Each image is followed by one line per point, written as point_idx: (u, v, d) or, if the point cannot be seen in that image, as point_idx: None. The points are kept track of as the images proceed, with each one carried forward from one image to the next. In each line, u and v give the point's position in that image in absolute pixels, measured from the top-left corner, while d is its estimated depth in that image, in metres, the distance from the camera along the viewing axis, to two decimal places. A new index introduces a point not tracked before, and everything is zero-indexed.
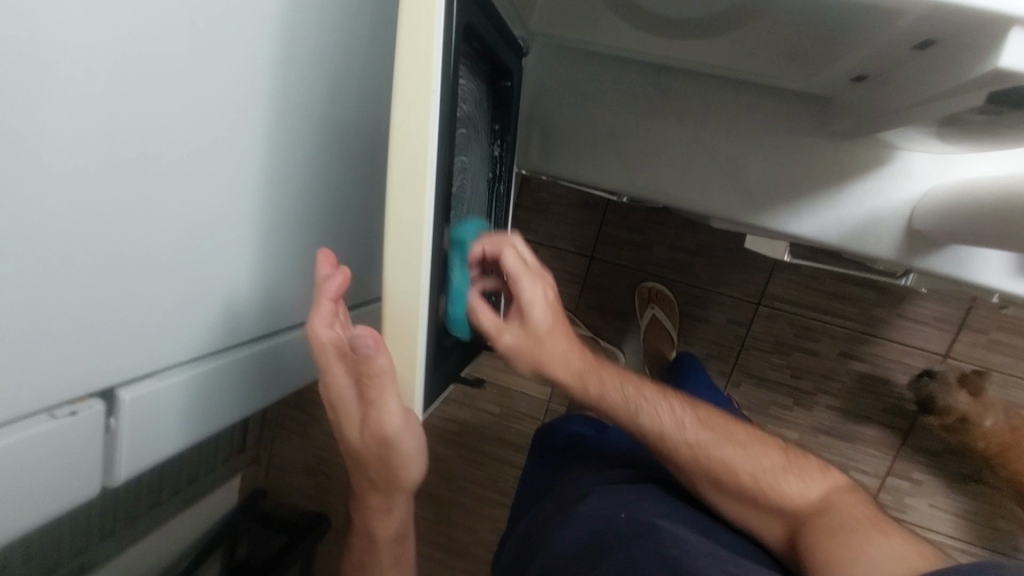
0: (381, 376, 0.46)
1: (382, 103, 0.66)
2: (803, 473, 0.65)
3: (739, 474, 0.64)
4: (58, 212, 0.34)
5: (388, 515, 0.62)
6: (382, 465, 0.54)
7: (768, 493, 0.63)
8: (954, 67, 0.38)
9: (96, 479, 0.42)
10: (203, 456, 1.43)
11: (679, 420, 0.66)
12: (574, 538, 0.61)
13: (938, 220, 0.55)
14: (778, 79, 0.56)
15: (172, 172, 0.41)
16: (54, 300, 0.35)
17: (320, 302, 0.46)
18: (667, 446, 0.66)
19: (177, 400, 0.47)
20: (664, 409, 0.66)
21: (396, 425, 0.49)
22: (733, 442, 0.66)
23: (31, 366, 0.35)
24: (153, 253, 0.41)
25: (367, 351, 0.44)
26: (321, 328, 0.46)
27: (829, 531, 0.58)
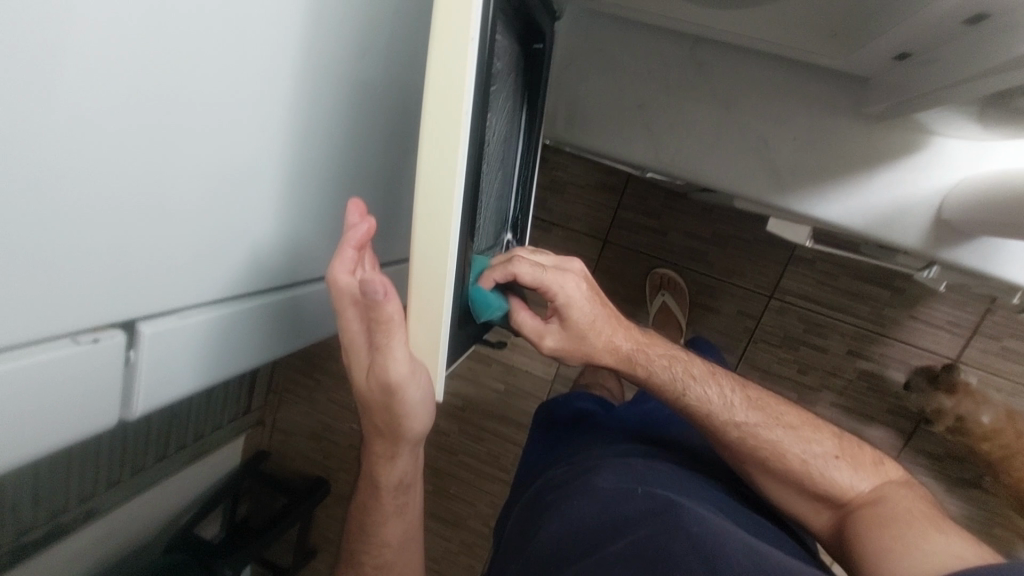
0: (388, 323, 0.47)
1: (412, 60, 0.65)
2: (855, 460, 0.66)
3: (787, 457, 0.66)
4: (87, 135, 0.33)
5: (391, 464, 0.63)
6: (386, 413, 0.55)
7: (816, 477, 0.65)
8: (1008, 42, 0.37)
9: (114, 411, 0.42)
10: (209, 414, 1.45)
11: (725, 396, 0.68)
12: (586, 509, 0.61)
13: (970, 210, 0.54)
14: (818, 56, 0.55)
15: (201, 107, 0.40)
16: (79, 225, 0.35)
17: (343, 249, 0.46)
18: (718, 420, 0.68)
19: (196, 339, 0.47)
20: (708, 384, 0.69)
21: (402, 375, 0.50)
22: (783, 424, 0.68)
23: (54, 288, 0.35)
24: (179, 188, 0.41)
25: (375, 297, 0.45)
26: (342, 274, 0.46)
27: (880, 525, 0.58)
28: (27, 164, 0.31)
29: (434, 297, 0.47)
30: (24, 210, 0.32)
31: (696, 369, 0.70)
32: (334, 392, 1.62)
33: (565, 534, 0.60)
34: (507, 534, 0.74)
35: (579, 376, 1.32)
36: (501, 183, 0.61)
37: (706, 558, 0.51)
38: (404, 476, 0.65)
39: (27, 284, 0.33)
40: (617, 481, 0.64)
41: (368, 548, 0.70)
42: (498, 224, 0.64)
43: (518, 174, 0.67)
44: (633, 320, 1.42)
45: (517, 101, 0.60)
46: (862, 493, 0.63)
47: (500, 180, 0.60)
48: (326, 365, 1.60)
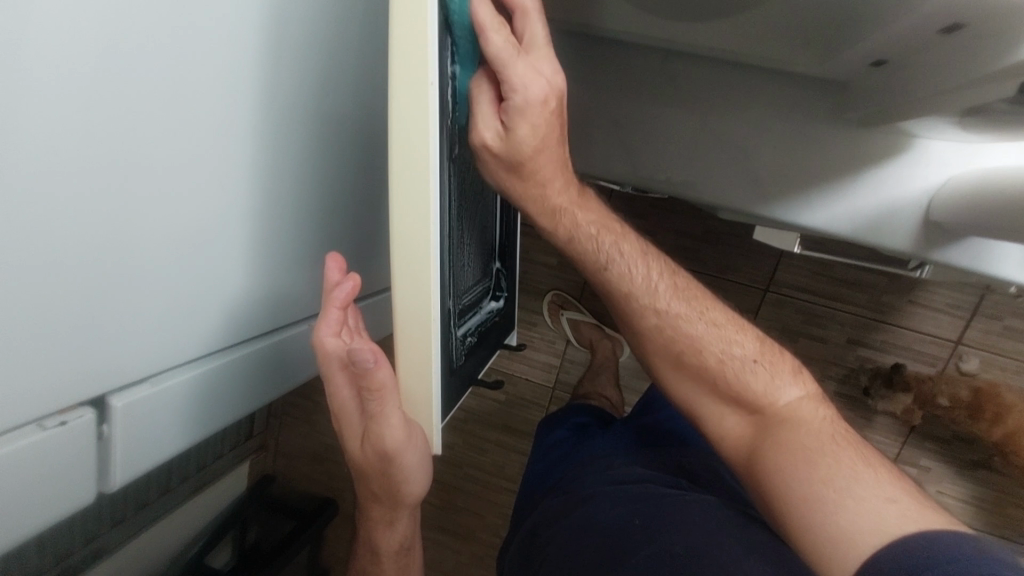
0: (381, 389, 0.45)
1: (379, 92, 0.63)
2: (772, 365, 0.58)
3: (704, 351, 0.58)
4: (38, 226, 0.32)
5: (390, 527, 0.62)
6: (382, 477, 0.54)
7: (734, 381, 0.57)
8: (985, 55, 0.36)
9: (91, 487, 0.41)
10: (210, 444, 1.44)
11: (650, 278, 0.60)
12: (584, 544, 0.60)
13: (957, 211, 0.53)
14: (792, 64, 0.53)
15: (152, 173, 0.39)
16: (30, 311, 0.34)
17: (328, 310, 0.45)
18: (655, 319, 0.60)
19: (173, 403, 0.46)
20: (638, 266, 0.60)
21: (397, 440, 0.49)
22: (703, 322, 0.59)
23: (11, 378, 0.34)
24: (136, 259, 0.40)
25: (366, 365, 0.43)
26: (328, 336, 0.45)
27: (796, 454, 0.51)
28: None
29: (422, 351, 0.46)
30: None
31: None
32: None
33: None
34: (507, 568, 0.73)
35: (577, 384, 1.31)
36: (481, 213, 0.59)
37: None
38: (408, 540, 0.64)
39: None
40: (619, 506, 0.62)
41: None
42: (482, 255, 0.62)
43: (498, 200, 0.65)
44: None
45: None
46: (777, 407, 0.56)
47: (480, 212, 0.59)
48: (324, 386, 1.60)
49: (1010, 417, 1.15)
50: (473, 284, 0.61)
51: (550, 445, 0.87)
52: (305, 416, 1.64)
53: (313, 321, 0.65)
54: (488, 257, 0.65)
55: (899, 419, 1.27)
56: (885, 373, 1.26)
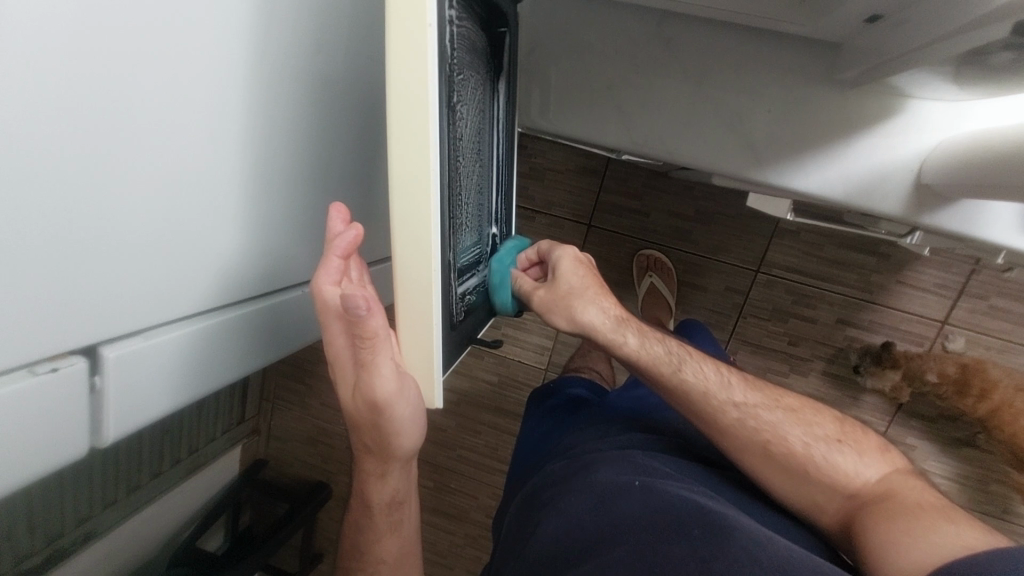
0: (374, 338, 0.45)
1: (375, 54, 0.63)
2: (857, 445, 0.62)
3: (787, 438, 0.62)
4: (35, 165, 0.32)
5: (384, 484, 0.61)
6: (373, 432, 0.53)
7: (818, 455, 0.61)
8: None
9: (82, 439, 0.41)
10: (202, 426, 1.43)
11: (726, 385, 0.66)
12: (584, 498, 0.59)
13: (949, 171, 0.53)
14: (789, 23, 0.54)
15: (146, 122, 0.38)
16: (27, 251, 0.33)
17: (329, 258, 0.44)
18: (731, 404, 0.64)
19: (165, 359, 0.45)
20: (710, 368, 0.67)
21: (388, 391, 0.48)
22: (779, 410, 0.65)
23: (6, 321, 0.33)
24: (131, 211, 0.39)
25: (358, 312, 0.43)
26: (327, 285, 0.44)
27: (882, 514, 0.54)
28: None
29: (422, 303, 0.46)
30: None
31: (691, 365, 0.67)
32: (327, 395, 1.60)
33: (566, 533, 0.57)
34: (501, 540, 0.71)
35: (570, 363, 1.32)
36: (479, 176, 0.59)
37: (709, 555, 0.48)
38: (398, 492, 0.63)
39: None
40: (620, 469, 0.62)
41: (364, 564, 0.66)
42: (480, 220, 0.62)
43: (496, 165, 0.65)
44: (621, 303, 1.42)
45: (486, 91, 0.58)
46: (870, 481, 0.59)
47: (478, 173, 0.58)
48: (317, 368, 1.59)
49: (996, 392, 1.13)
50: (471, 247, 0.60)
51: (546, 416, 0.87)
52: (299, 399, 1.63)
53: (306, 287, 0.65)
54: (485, 221, 0.64)
55: (887, 394, 1.28)
56: (875, 349, 1.26)
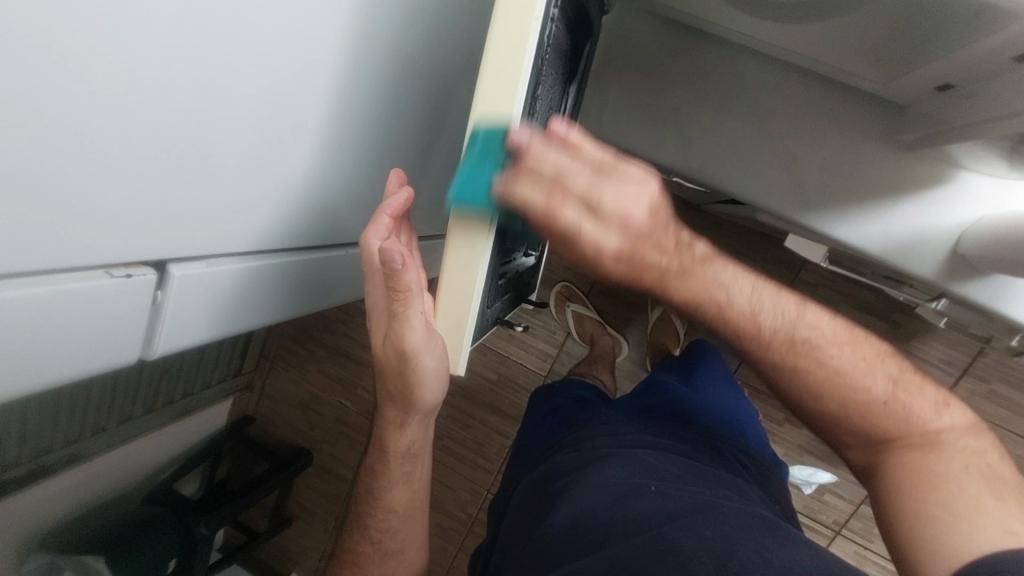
0: (407, 291, 0.47)
1: (457, 39, 0.65)
2: (909, 390, 0.52)
3: (842, 394, 0.52)
4: (149, 81, 0.34)
5: (400, 430, 0.62)
6: (398, 381, 0.54)
7: (865, 415, 0.52)
8: None
9: (133, 349, 0.42)
10: (201, 372, 1.44)
11: (774, 315, 0.50)
12: (593, 495, 0.60)
13: (987, 246, 0.55)
14: (861, 79, 0.56)
15: (250, 57, 0.40)
16: (125, 153, 0.35)
17: (379, 216, 0.46)
18: (779, 342, 0.51)
19: (220, 287, 0.47)
20: (748, 292, 0.50)
21: (417, 342, 0.49)
22: (825, 370, 0.51)
23: (90, 214, 0.35)
24: (218, 139, 0.41)
25: (393, 266, 0.44)
26: (374, 239, 0.46)
27: (923, 477, 0.49)
28: (77, 87, 0.30)
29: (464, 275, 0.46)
30: (78, 150, 0.32)
31: (739, 289, 0.49)
32: (326, 364, 1.62)
33: (576, 525, 0.58)
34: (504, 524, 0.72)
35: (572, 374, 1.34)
36: None
37: (723, 559, 0.49)
38: (415, 441, 0.63)
39: (59, 206, 0.33)
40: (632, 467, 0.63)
41: (374, 512, 0.68)
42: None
43: None
44: (630, 325, 1.45)
45: (562, 91, 0.59)
46: (919, 433, 0.51)
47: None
48: (321, 336, 1.60)
49: None
50: (520, 234, 0.60)
51: (547, 414, 0.89)
52: (297, 363, 1.64)
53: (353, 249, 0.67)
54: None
55: None
56: None
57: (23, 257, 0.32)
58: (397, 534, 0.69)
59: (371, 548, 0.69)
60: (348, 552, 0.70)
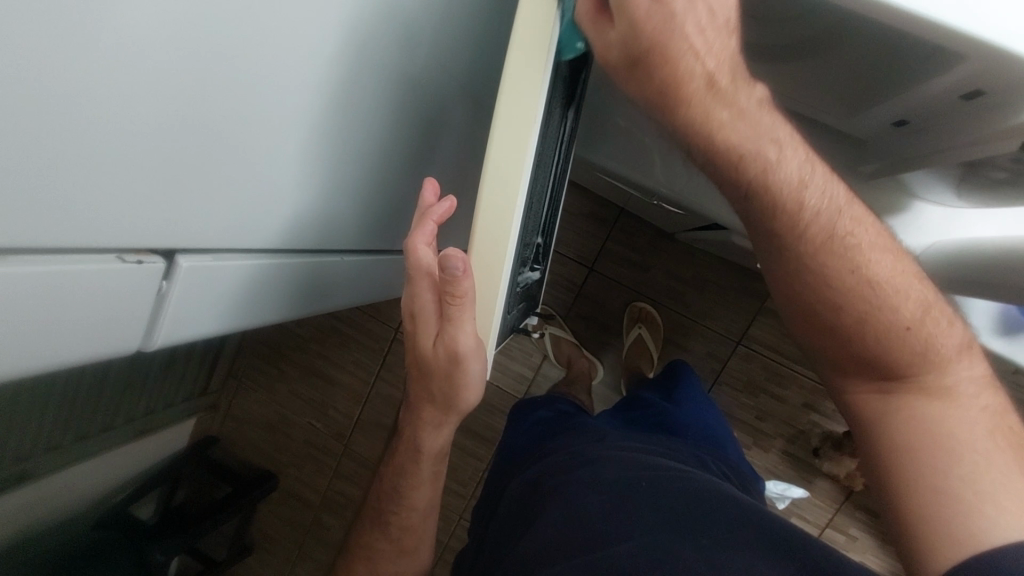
0: (464, 299, 0.43)
1: (456, 61, 0.68)
2: (933, 326, 0.53)
3: (865, 309, 0.52)
4: (182, 74, 0.35)
5: (435, 431, 0.60)
6: (444, 384, 0.52)
7: (877, 338, 0.53)
8: (1004, 112, 0.42)
9: (136, 337, 0.42)
10: (165, 389, 1.39)
11: (826, 200, 0.51)
12: (584, 498, 0.65)
13: (941, 268, 0.61)
14: (826, 116, 0.62)
15: (272, 45, 0.41)
16: (152, 129, 0.35)
17: (424, 221, 0.44)
18: (818, 234, 0.52)
19: (225, 282, 0.47)
20: (794, 168, 0.49)
21: (470, 348, 0.47)
22: (859, 276, 0.52)
23: (111, 190, 0.35)
24: (237, 123, 0.41)
25: (453, 272, 0.41)
26: (420, 246, 0.44)
27: (919, 429, 0.51)
28: (118, 65, 0.31)
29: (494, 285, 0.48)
30: (109, 136, 0.33)
31: (790, 163, 0.49)
32: (297, 384, 1.58)
33: (566, 530, 0.62)
34: (492, 525, 0.77)
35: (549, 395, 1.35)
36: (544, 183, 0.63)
37: None
38: (444, 445, 0.62)
39: (84, 179, 0.33)
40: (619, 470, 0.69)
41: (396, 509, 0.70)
42: (536, 225, 0.64)
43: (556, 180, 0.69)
44: (605, 349, 1.48)
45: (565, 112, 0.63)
46: (933, 379, 0.52)
47: (544, 184, 0.62)
48: (293, 356, 1.58)
49: None
50: (528, 244, 0.63)
51: (532, 425, 0.93)
52: (267, 383, 1.60)
53: (348, 257, 0.68)
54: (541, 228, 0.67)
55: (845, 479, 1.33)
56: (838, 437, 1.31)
57: (41, 232, 0.32)
58: (417, 533, 0.71)
59: (389, 545, 0.71)
60: (364, 544, 0.72)
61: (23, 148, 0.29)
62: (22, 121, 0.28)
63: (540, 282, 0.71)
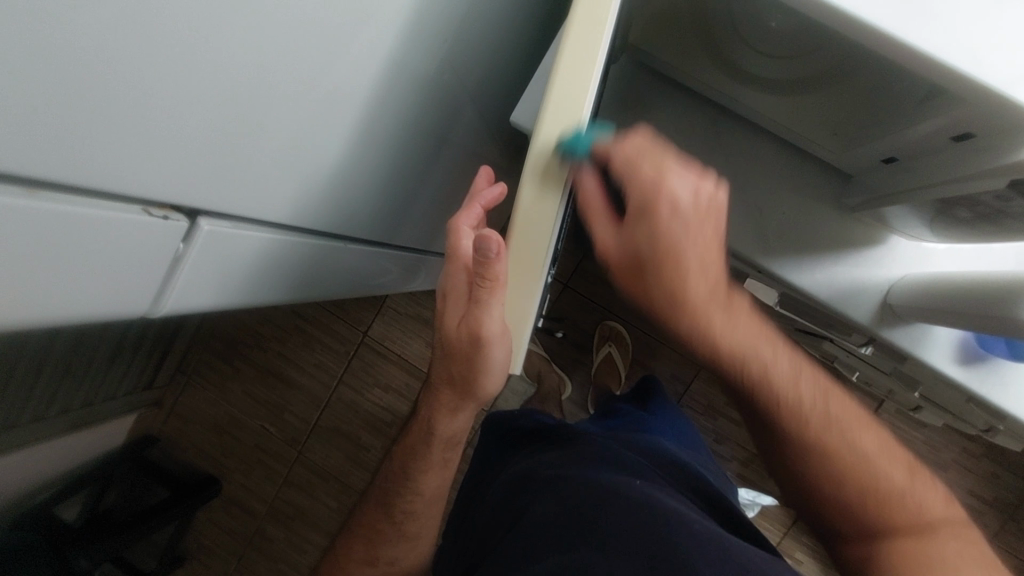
0: (494, 281, 0.47)
1: (475, 62, 0.69)
2: (923, 486, 0.61)
3: (872, 480, 0.60)
4: (245, 30, 0.33)
5: (450, 416, 0.64)
6: (464, 365, 0.55)
7: (878, 500, 0.60)
8: (993, 155, 0.47)
9: (146, 302, 0.39)
10: (106, 380, 1.29)
11: (801, 393, 0.61)
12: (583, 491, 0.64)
13: (912, 298, 0.65)
14: (818, 149, 0.67)
15: (338, 6, 0.40)
16: (211, 81, 0.33)
17: (471, 204, 0.50)
18: (815, 419, 0.61)
19: (238, 253, 0.45)
20: (784, 375, 0.60)
21: (494, 330, 0.50)
22: (849, 465, 0.61)
23: (159, 127, 0.32)
24: (289, 92, 0.40)
25: (486, 253, 0.45)
26: (463, 225, 0.50)
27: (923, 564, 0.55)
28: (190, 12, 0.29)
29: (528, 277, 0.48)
30: (168, 85, 0.31)
31: (778, 367, 0.60)
32: (251, 385, 1.51)
33: (550, 517, 0.63)
34: (479, 526, 0.76)
35: None
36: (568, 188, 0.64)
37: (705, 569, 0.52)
38: (461, 431, 0.67)
39: (139, 106, 0.30)
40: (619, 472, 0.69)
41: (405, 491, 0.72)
42: None
43: None
44: (574, 365, 1.50)
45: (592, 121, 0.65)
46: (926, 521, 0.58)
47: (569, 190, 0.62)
48: (251, 354, 1.51)
49: None
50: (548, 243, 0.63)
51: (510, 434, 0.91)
52: (219, 382, 1.52)
53: (353, 245, 0.67)
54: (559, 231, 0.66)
55: None
56: None
57: (82, 174, 0.30)
58: (419, 518, 0.74)
59: (391, 527, 0.73)
60: (366, 524, 0.75)
61: (97, 62, 0.26)
62: (103, 43, 0.26)
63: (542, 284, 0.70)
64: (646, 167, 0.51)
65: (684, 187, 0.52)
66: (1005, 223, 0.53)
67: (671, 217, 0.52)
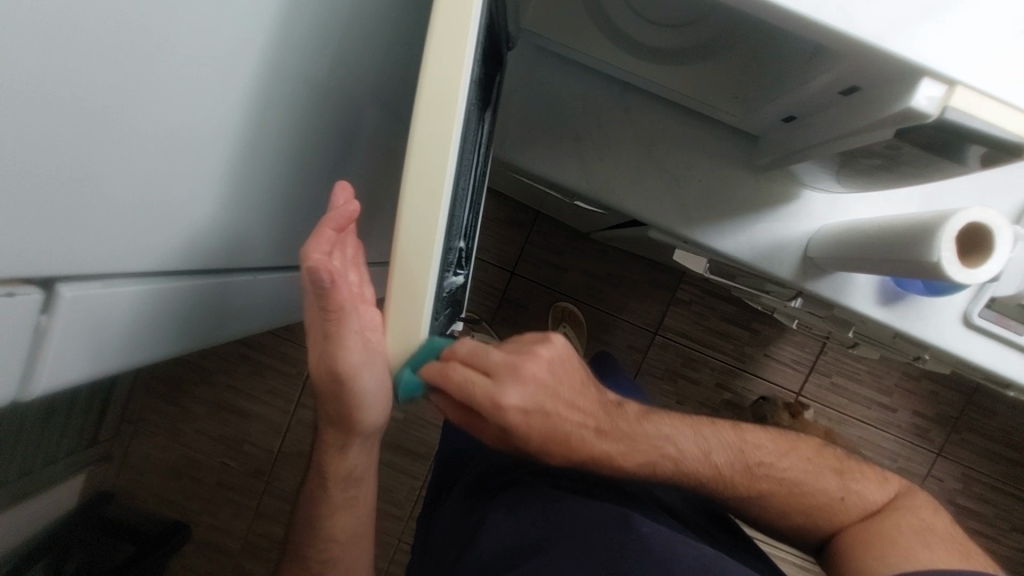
0: (340, 311, 0.45)
1: (368, 63, 0.66)
2: (855, 484, 0.71)
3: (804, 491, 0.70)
4: (61, 76, 0.30)
5: (342, 451, 0.61)
6: (336, 401, 0.53)
7: (812, 502, 0.70)
8: (877, 106, 0.47)
9: (11, 388, 0.35)
10: (44, 442, 1.20)
11: (711, 458, 0.68)
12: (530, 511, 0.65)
13: (829, 248, 0.67)
14: (722, 114, 0.67)
15: (175, 32, 0.37)
16: (37, 138, 0.30)
17: (322, 228, 0.43)
18: (735, 472, 0.69)
19: (114, 313, 0.42)
20: (690, 445, 0.67)
21: (355, 363, 0.48)
22: (785, 486, 0.70)
23: None
24: (137, 133, 0.37)
25: (323, 284, 0.42)
26: (315, 253, 0.42)
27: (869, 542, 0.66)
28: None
29: (414, 288, 0.44)
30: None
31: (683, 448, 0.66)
32: (204, 422, 1.45)
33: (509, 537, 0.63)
34: (434, 540, 0.75)
35: None
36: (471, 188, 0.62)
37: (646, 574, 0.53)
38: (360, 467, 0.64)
39: None
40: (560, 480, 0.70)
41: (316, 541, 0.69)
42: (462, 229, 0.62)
43: (481, 182, 0.69)
44: None
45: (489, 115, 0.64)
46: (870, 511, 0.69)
47: (468, 191, 0.61)
48: (199, 390, 1.44)
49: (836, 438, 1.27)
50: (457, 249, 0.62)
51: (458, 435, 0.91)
52: (168, 425, 1.45)
53: (258, 275, 0.64)
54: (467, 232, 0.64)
55: None
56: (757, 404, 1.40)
57: None
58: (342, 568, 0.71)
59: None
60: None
61: None
62: None
63: (463, 286, 0.69)
64: (457, 374, 0.48)
65: (518, 393, 0.51)
66: (900, 166, 0.55)
67: (516, 420, 0.51)
